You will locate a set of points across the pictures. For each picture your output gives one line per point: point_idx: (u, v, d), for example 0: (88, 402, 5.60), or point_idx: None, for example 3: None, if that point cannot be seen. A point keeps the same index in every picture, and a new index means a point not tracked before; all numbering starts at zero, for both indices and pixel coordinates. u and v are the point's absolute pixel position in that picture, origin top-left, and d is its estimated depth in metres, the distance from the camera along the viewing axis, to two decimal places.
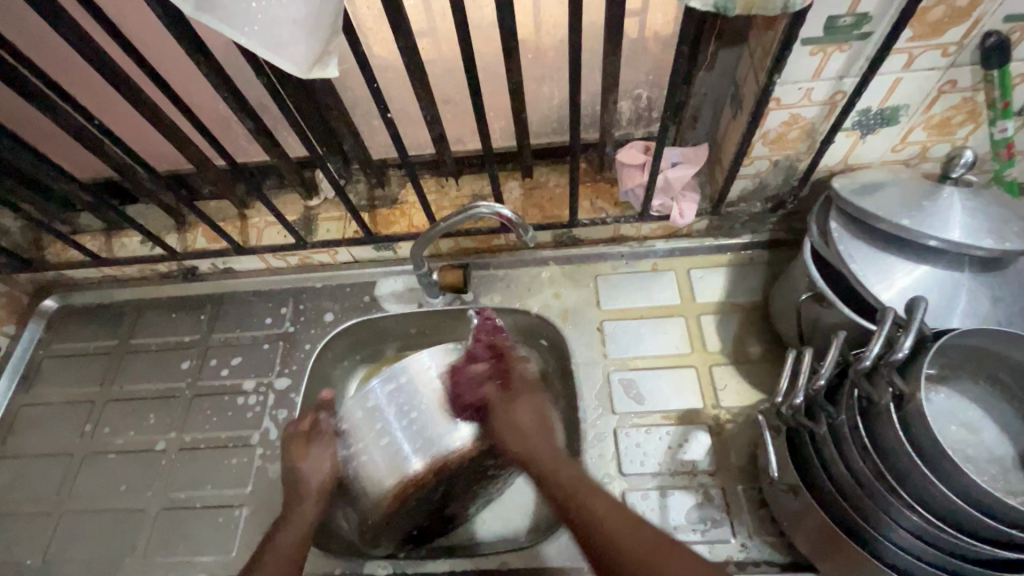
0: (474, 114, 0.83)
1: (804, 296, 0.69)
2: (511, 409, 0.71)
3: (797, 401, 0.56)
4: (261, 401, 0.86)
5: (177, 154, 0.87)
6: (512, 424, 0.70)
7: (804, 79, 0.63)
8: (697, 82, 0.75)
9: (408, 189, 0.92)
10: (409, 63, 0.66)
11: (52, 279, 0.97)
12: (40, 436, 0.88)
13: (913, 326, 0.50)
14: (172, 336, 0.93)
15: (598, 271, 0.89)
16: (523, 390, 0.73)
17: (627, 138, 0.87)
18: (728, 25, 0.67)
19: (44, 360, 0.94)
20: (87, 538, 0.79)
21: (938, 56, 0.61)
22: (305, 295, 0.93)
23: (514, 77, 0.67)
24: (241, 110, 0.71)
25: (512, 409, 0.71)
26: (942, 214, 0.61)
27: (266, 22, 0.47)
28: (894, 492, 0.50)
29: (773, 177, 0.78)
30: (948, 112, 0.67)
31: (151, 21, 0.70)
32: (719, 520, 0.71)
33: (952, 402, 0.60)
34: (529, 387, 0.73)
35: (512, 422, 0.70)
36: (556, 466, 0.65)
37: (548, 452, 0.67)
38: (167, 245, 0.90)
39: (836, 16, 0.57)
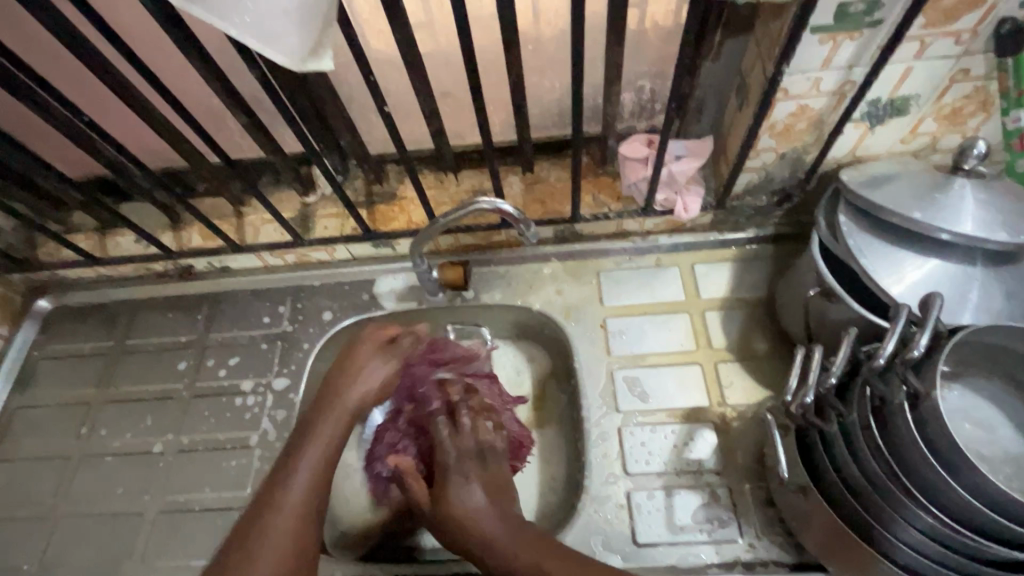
0: (473, 107, 0.81)
1: (812, 291, 0.67)
2: (453, 493, 0.63)
3: (807, 399, 0.55)
4: (260, 401, 0.84)
5: (170, 151, 0.85)
6: (455, 513, 0.61)
7: (813, 69, 0.62)
8: (701, 73, 0.73)
9: (406, 185, 0.90)
10: (406, 55, 0.64)
11: (45, 279, 0.95)
12: (36, 439, 0.86)
13: (929, 323, 0.49)
14: (168, 337, 0.91)
15: (600, 267, 0.88)
16: (460, 469, 0.66)
17: (630, 131, 0.85)
18: (734, 13, 0.66)
19: (39, 361, 0.92)
20: (85, 542, 0.78)
21: (951, 43, 0.59)
22: (302, 294, 0.92)
23: (515, 68, 0.65)
24: (235, 105, 0.70)
25: (451, 493, 0.63)
26: (954, 207, 0.60)
27: (258, 12, 0.45)
28: (908, 493, 0.49)
29: (779, 170, 0.76)
30: (960, 102, 0.66)
31: (141, 14, 0.68)
32: (725, 520, 0.70)
33: (965, 399, 0.59)
34: (468, 461, 0.67)
35: (457, 508, 0.62)
36: (518, 546, 0.58)
37: (506, 533, 0.59)
38: (161, 244, 0.88)
39: (847, 2, 0.55)
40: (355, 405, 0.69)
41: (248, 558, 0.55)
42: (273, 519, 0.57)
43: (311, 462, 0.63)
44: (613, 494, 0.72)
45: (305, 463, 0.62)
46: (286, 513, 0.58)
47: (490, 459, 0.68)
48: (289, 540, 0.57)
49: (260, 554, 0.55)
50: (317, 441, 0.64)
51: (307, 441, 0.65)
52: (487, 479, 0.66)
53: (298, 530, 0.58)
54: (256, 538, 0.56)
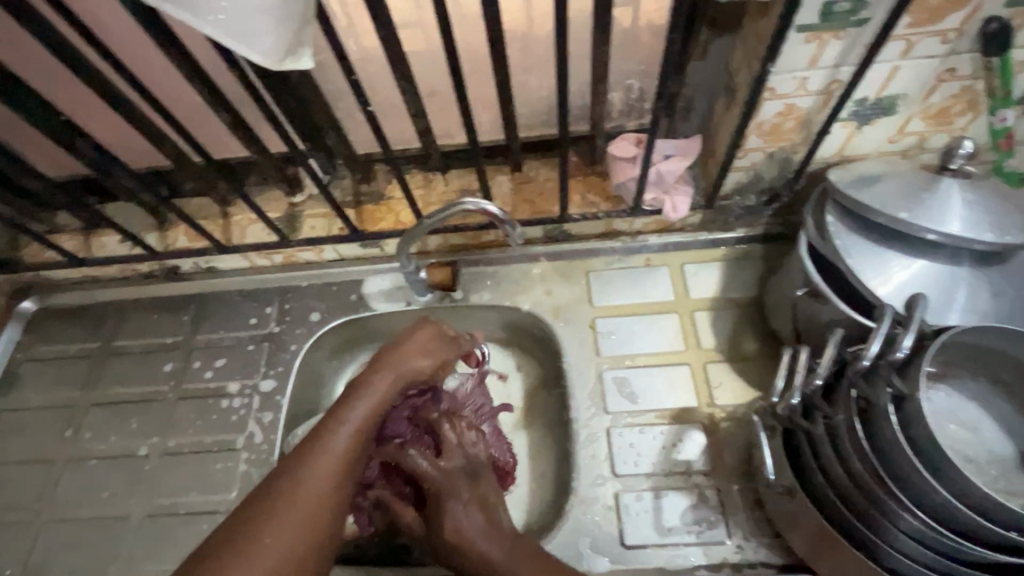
0: (461, 107, 0.81)
1: (800, 291, 0.67)
2: (446, 514, 0.60)
3: (793, 400, 0.55)
4: (246, 404, 0.84)
5: (155, 151, 0.84)
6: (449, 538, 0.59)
7: (800, 68, 0.61)
8: (689, 72, 0.73)
9: (394, 185, 0.89)
10: (390, 54, 0.63)
11: (29, 280, 0.94)
12: (19, 442, 0.85)
13: (914, 324, 0.48)
14: (154, 339, 0.90)
15: (589, 267, 0.87)
16: (450, 492, 0.61)
17: (619, 130, 0.84)
18: (721, 12, 0.65)
19: (23, 363, 0.91)
20: (68, 546, 0.78)
21: (937, 42, 0.59)
22: (290, 295, 0.91)
23: (500, 67, 0.64)
24: (217, 104, 0.69)
25: (444, 514, 0.60)
26: (941, 207, 0.60)
27: (234, 11, 0.44)
28: (892, 495, 0.49)
29: (768, 169, 0.76)
30: (947, 102, 0.65)
31: (121, 12, 0.67)
32: (713, 522, 0.70)
33: (951, 400, 0.59)
34: (461, 483, 0.62)
35: (449, 531, 0.59)
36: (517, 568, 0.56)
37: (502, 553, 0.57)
38: (146, 245, 0.87)
39: (832, 1, 0.55)
40: (409, 371, 0.64)
41: (281, 499, 0.50)
42: (311, 464, 0.53)
43: (360, 412, 0.58)
44: (602, 496, 0.72)
45: (349, 416, 0.58)
46: (326, 460, 0.53)
47: (478, 475, 0.64)
48: (323, 491, 0.52)
49: (297, 488, 0.51)
50: (369, 397, 0.60)
51: (358, 394, 0.60)
52: (480, 498, 0.62)
53: (333, 481, 0.53)
54: (291, 480, 0.51)
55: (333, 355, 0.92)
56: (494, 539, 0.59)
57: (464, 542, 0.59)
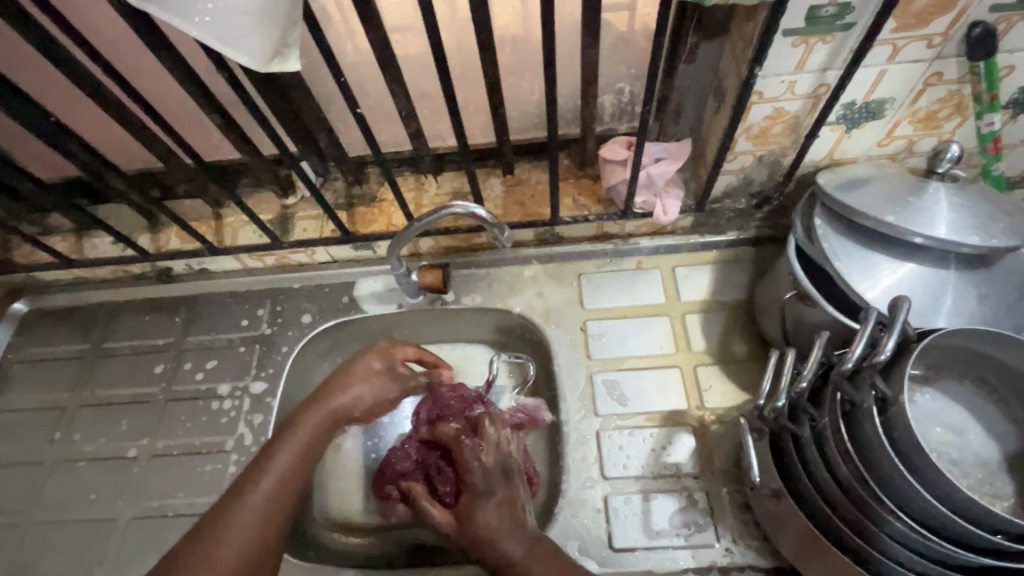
0: (453, 109, 0.81)
1: (788, 294, 0.67)
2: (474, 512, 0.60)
3: (779, 403, 0.55)
4: (236, 405, 0.84)
5: (147, 153, 0.85)
6: (477, 537, 0.59)
7: (787, 72, 0.62)
8: (679, 76, 0.73)
9: (386, 187, 0.89)
10: (379, 57, 0.63)
11: (21, 282, 0.94)
12: (8, 444, 0.85)
13: (896, 327, 0.48)
14: (145, 340, 0.90)
15: (581, 269, 0.87)
16: (482, 489, 0.61)
17: (610, 133, 0.85)
18: (709, 16, 0.65)
19: (13, 365, 0.91)
20: (56, 549, 0.77)
21: (923, 47, 0.59)
22: (281, 296, 0.91)
23: (489, 70, 0.65)
24: (208, 106, 0.69)
25: (473, 513, 0.60)
26: (928, 210, 0.60)
27: (218, 13, 0.44)
28: (877, 498, 0.49)
29: (758, 172, 0.76)
30: (934, 105, 0.66)
31: (112, 15, 0.67)
32: (702, 525, 0.69)
33: (937, 403, 0.59)
34: (492, 480, 0.62)
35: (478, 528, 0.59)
36: (535, 565, 0.56)
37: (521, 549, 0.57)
38: (137, 247, 0.87)
39: (818, 5, 0.55)
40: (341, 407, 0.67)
41: (207, 553, 0.52)
42: (233, 519, 0.55)
43: (286, 458, 0.60)
44: (591, 499, 0.72)
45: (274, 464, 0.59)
46: (249, 511, 0.55)
47: (511, 477, 0.63)
48: (248, 542, 0.54)
49: (217, 548, 0.52)
50: (298, 437, 0.62)
51: (286, 437, 0.62)
52: (508, 496, 0.61)
53: (258, 531, 0.55)
54: (213, 535, 0.53)
55: (325, 357, 0.92)
56: (517, 537, 0.58)
57: (490, 540, 0.58)
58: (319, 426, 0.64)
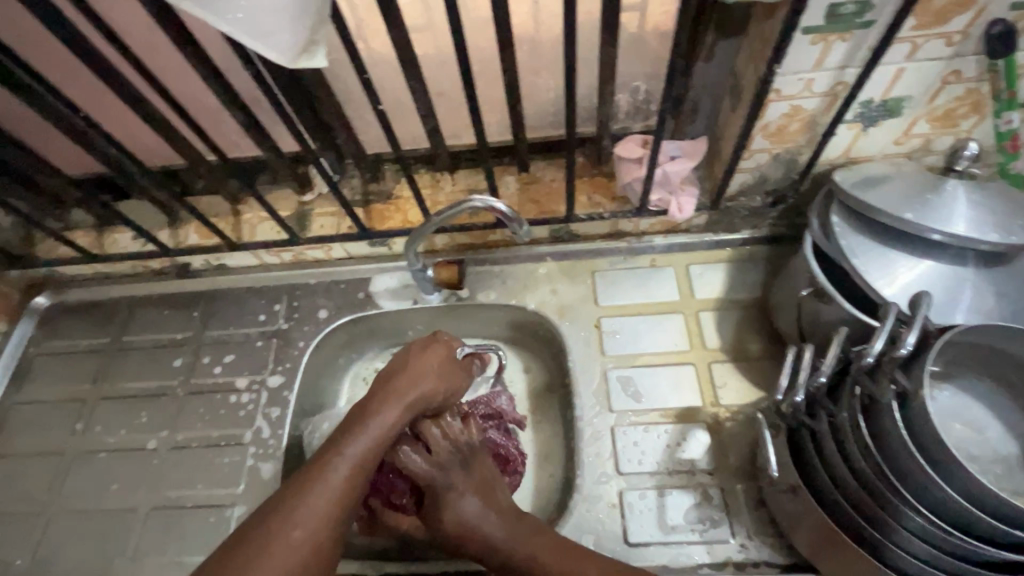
0: (470, 107, 0.82)
1: (805, 292, 0.67)
2: (449, 505, 0.64)
3: (797, 398, 0.55)
4: (254, 398, 0.85)
5: (169, 149, 0.86)
6: (451, 531, 0.64)
7: (805, 70, 0.62)
8: (695, 74, 0.74)
9: (402, 185, 0.90)
10: (401, 54, 0.64)
11: (43, 276, 0.96)
12: (31, 435, 0.87)
13: (917, 322, 0.49)
14: (164, 334, 0.91)
15: (595, 267, 0.88)
16: (446, 487, 0.65)
17: (625, 132, 0.85)
18: (728, 15, 0.66)
19: (36, 357, 0.93)
20: (77, 538, 0.78)
21: (942, 45, 0.59)
22: (298, 292, 0.92)
23: (509, 68, 0.65)
24: (231, 103, 0.70)
25: (444, 506, 0.64)
26: (946, 207, 0.60)
27: (251, 9, 0.45)
28: (897, 493, 0.49)
29: (774, 171, 0.77)
30: (952, 104, 0.66)
31: (138, 13, 0.69)
32: (717, 520, 0.70)
33: (955, 399, 0.59)
34: (454, 477, 0.66)
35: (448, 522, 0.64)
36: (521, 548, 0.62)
37: (502, 533, 0.63)
38: (158, 242, 0.89)
39: (838, 3, 0.55)
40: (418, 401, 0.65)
41: (279, 538, 0.50)
42: (300, 512, 0.52)
43: (362, 447, 0.58)
44: (605, 494, 0.72)
45: (349, 452, 0.58)
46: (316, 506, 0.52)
47: (468, 465, 0.68)
48: (320, 530, 0.52)
49: (280, 541, 0.50)
50: (371, 428, 0.60)
51: (363, 425, 0.60)
52: (476, 488, 0.66)
53: (322, 530, 0.52)
54: (287, 517, 0.51)
55: (340, 352, 0.93)
56: (496, 522, 0.64)
57: (469, 527, 0.63)
58: (397, 419, 0.62)
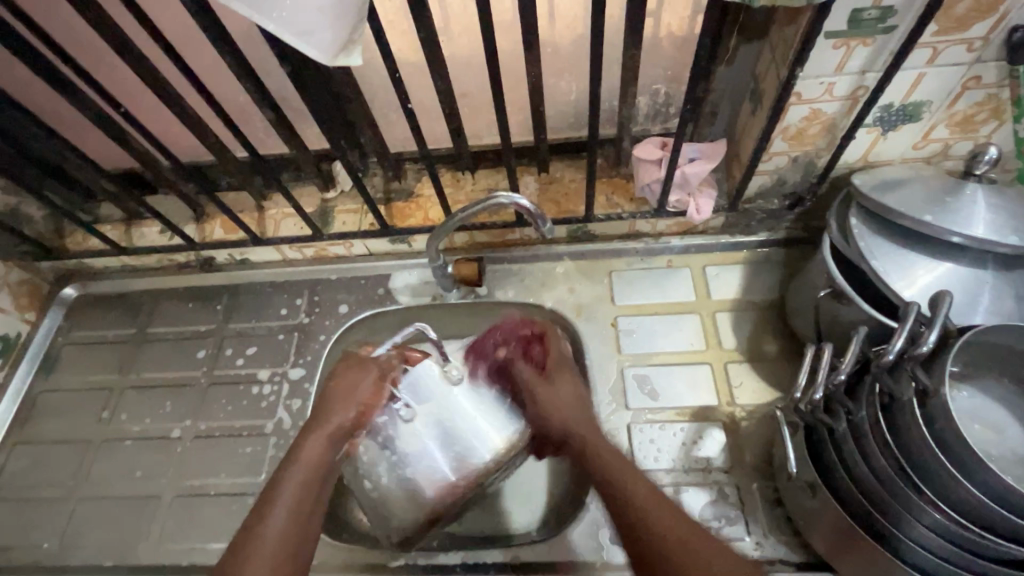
0: (493, 108, 0.84)
1: (822, 293, 0.68)
2: (549, 390, 0.69)
3: (817, 396, 0.56)
4: (276, 390, 0.86)
5: (198, 145, 0.88)
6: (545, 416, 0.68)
7: (826, 74, 0.63)
8: (716, 77, 0.75)
9: (423, 183, 0.92)
10: (430, 55, 0.66)
11: (72, 268, 0.98)
12: (58, 421, 0.89)
13: (939, 321, 0.49)
14: (188, 326, 0.93)
15: (613, 267, 0.89)
16: (558, 370, 0.71)
17: (644, 134, 0.87)
18: (751, 19, 0.67)
19: (63, 347, 0.95)
20: (103, 523, 0.80)
21: (962, 51, 0.60)
22: (319, 287, 0.94)
23: (534, 69, 0.67)
24: (263, 100, 0.72)
25: (548, 390, 0.69)
26: (966, 210, 0.61)
27: (294, 7, 0.47)
28: (916, 489, 0.49)
29: (792, 173, 0.77)
30: (972, 109, 0.67)
31: (176, 12, 0.71)
32: (733, 518, 0.70)
33: (974, 400, 0.59)
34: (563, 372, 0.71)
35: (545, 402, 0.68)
36: (655, 508, 0.53)
37: (625, 466, 0.58)
38: (185, 235, 0.91)
39: (861, 9, 0.56)
40: (338, 430, 0.64)
41: None
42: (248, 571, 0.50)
43: (292, 489, 0.57)
44: None
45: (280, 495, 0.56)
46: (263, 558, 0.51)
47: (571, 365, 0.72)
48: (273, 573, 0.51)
49: None
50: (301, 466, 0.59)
51: (292, 465, 0.59)
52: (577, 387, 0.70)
53: None
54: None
55: None
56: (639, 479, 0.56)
57: (614, 482, 0.57)
58: (321, 455, 0.61)
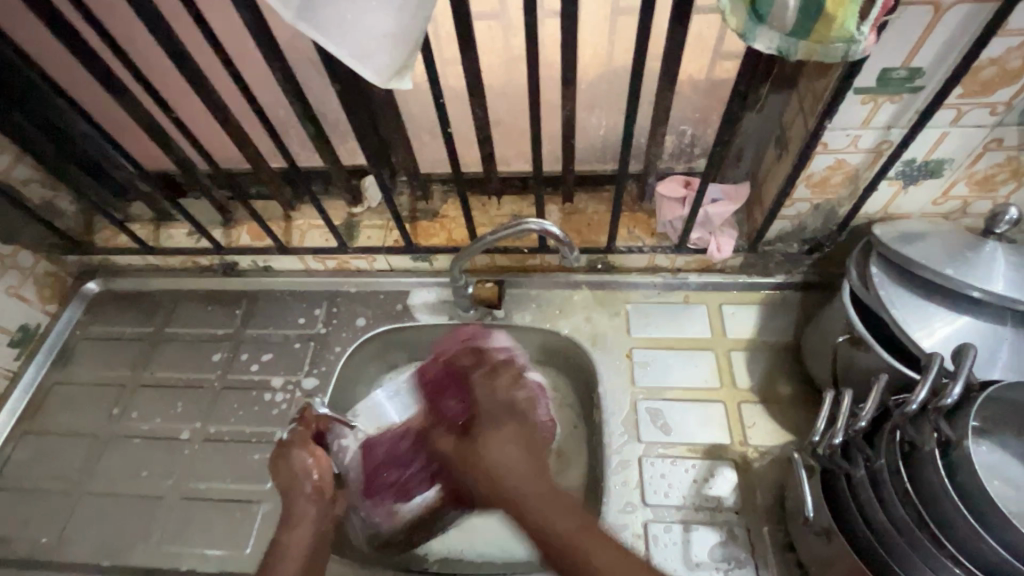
0: (524, 136, 0.86)
1: (841, 338, 0.69)
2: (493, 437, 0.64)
3: (835, 441, 0.57)
4: (288, 399, 0.87)
5: (236, 152, 0.91)
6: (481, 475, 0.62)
7: (853, 126, 0.65)
8: (744, 122, 0.77)
9: (449, 205, 0.94)
10: (473, 84, 0.68)
11: (97, 263, 1.00)
12: (68, 415, 0.89)
13: (962, 375, 0.49)
14: (206, 329, 0.94)
15: (630, 299, 0.90)
16: (500, 419, 0.65)
17: (669, 172, 0.89)
18: (781, 71, 0.70)
19: (80, 340, 0.96)
20: (103, 521, 0.79)
21: (986, 113, 0.62)
22: (338, 299, 0.95)
23: (568, 103, 0.69)
24: (305, 115, 0.74)
25: (486, 451, 0.62)
26: (985, 267, 0.62)
27: (354, 31, 0.48)
28: (936, 542, 0.49)
29: (812, 220, 0.79)
30: (992, 169, 0.68)
31: (232, 26, 0.74)
32: (742, 561, 0.70)
33: (994, 456, 0.58)
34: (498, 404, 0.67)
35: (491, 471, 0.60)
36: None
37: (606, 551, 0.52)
38: (212, 239, 0.92)
39: (890, 68, 0.59)
40: (318, 510, 0.69)
41: None
42: None
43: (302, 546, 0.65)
44: (631, 524, 0.73)
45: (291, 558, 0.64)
46: None
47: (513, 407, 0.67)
48: None
49: None
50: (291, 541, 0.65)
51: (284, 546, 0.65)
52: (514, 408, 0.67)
53: None
54: None
55: (374, 360, 0.95)
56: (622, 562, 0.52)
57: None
58: (311, 533, 0.67)
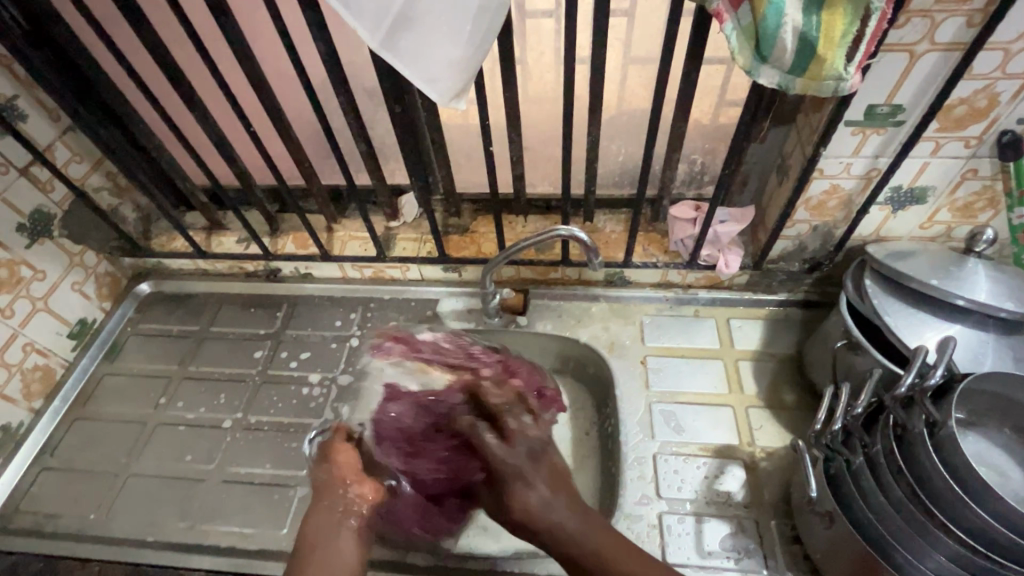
0: (550, 160, 0.98)
1: (839, 343, 0.76)
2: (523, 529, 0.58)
3: (835, 426, 0.63)
4: (325, 393, 0.93)
5: (291, 168, 1.01)
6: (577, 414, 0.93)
7: (845, 155, 0.74)
8: (749, 152, 0.87)
9: (478, 222, 1.03)
10: (513, 111, 0.77)
11: (149, 266, 1.07)
12: (117, 404, 0.95)
13: (943, 360, 0.57)
14: (249, 329, 1.02)
15: (644, 312, 0.97)
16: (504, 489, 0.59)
17: (681, 197, 0.98)
18: (781, 108, 0.80)
19: (131, 336, 1.03)
20: (147, 502, 0.84)
21: (961, 146, 0.71)
22: (373, 305, 1.03)
23: (594, 131, 0.78)
24: (361, 136, 0.84)
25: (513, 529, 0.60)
26: (970, 279, 0.69)
27: (425, 59, 0.58)
28: (928, 515, 0.54)
29: (812, 241, 0.87)
30: (971, 198, 0.77)
31: (302, 58, 0.85)
32: (750, 551, 0.74)
33: (981, 447, 0.64)
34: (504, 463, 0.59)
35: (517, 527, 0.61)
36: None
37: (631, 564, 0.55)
38: (262, 245, 1.01)
39: (875, 104, 0.68)
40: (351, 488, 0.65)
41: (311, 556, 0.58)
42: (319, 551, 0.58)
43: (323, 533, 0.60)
44: (646, 513, 0.77)
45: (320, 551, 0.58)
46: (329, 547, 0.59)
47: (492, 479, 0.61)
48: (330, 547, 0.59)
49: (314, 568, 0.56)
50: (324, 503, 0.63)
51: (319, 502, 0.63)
52: (549, 469, 0.60)
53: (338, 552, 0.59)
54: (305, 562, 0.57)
55: None
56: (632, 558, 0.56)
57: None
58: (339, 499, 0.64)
